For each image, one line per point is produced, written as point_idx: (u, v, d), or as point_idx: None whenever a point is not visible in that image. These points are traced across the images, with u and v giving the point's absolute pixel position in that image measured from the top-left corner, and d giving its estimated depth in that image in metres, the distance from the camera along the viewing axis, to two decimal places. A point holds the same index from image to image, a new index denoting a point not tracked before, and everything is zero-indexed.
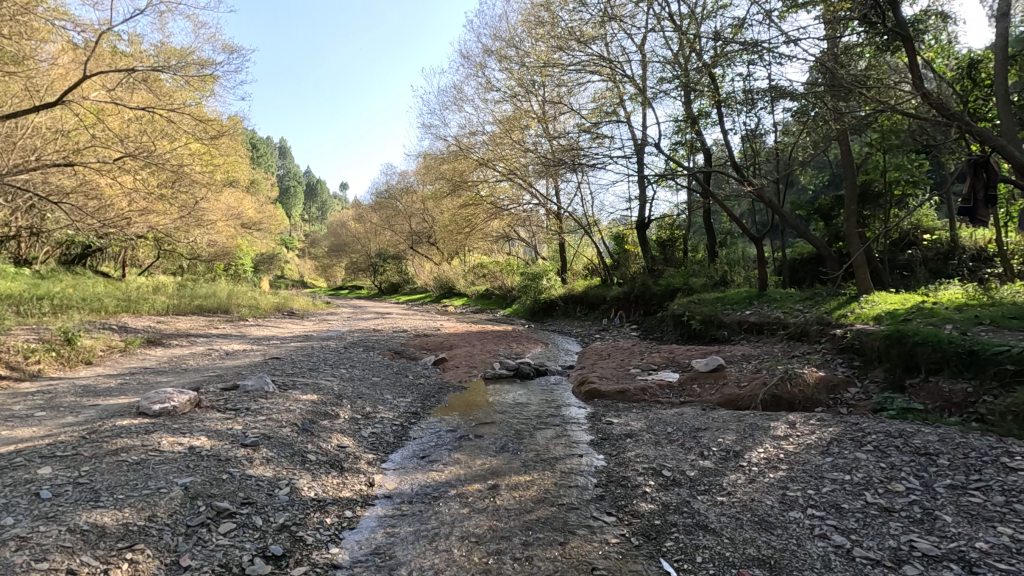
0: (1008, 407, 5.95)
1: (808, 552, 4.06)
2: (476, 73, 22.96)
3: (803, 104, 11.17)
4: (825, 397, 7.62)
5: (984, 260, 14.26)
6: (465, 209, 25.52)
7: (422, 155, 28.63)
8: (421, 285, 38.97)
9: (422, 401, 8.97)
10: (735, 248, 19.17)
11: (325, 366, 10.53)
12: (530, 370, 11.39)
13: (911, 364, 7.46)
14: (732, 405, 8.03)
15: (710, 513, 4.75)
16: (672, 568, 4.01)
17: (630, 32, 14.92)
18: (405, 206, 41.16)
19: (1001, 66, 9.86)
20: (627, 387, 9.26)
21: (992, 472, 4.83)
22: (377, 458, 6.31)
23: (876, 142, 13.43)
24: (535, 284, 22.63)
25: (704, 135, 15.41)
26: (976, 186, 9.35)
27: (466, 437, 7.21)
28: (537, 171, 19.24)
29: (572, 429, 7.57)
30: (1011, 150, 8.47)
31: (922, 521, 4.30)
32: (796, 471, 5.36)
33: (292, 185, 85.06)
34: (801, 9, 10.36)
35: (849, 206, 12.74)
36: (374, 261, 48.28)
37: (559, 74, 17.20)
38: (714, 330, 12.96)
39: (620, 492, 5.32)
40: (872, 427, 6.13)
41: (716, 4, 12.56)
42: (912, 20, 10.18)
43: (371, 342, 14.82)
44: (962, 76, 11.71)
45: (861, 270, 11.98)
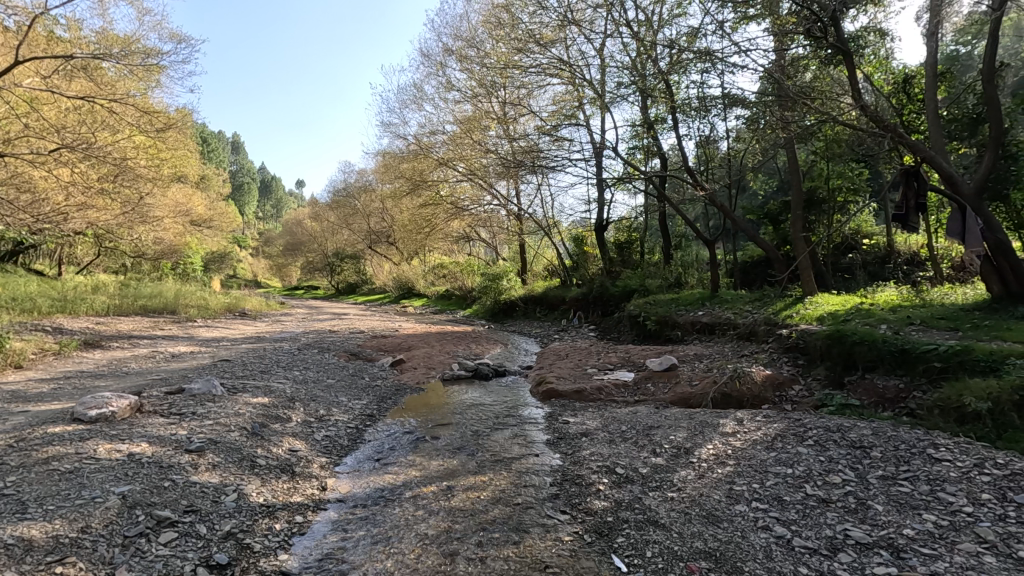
0: (936, 401, 6.35)
1: (751, 543, 4.22)
2: (437, 73, 22.79)
3: (754, 112, 11.61)
4: (771, 394, 7.92)
5: (917, 264, 15.18)
6: (425, 209, 25.30)
7: (380, 153, 28.18)
8: (380, 285, 38.38)
9: (378, 404, 8.84)
10: (689, 251, 19.71)
11: (277, 368, 10.23)
12: (488, 371, 11.38)
13: (850, 363, 7.86)
14: (684, 403, 8.26)
15: (661, 508, 4.87)
16: (624, 563, 4.09)
17: (589, 37, 15.13)
18: (364, 205, 40.31)
19: (931, 83, 10.50)
20: (584, 387, 9.38)
21: (919, 463, 5.15)
22: (330, 462, 6.18)
23: (821, 150, 14.07)
24: (495, 285, 22.63)
25: (660, 140, 15.77)
26: (908, 194, 9.95)
27: (423, 439, 7.15)
28: (498, 173, 19.28)
29: (529, 429, 7.62)
30: (939, 160, 9.03)
31: (856, 511, 4.55)
32: (742, 466, 5.56)
33: (246, 182, 82.31)
34: (751, 21, 10.77)
35: (795, 212, 13.29)
36: (330, 261, 47.12)
37: (519, 76, 17.28)
38: (669, 330, 13.29)
39: (574, 491, 5.39)
40: (812, 422, 6.43)
41: (671, 12, 12.85)
42: (852, 36, 10.74)
43: (327, 343, 14.50)
44: (898, 90, 12.51)
45: (806, 273, 12.55)
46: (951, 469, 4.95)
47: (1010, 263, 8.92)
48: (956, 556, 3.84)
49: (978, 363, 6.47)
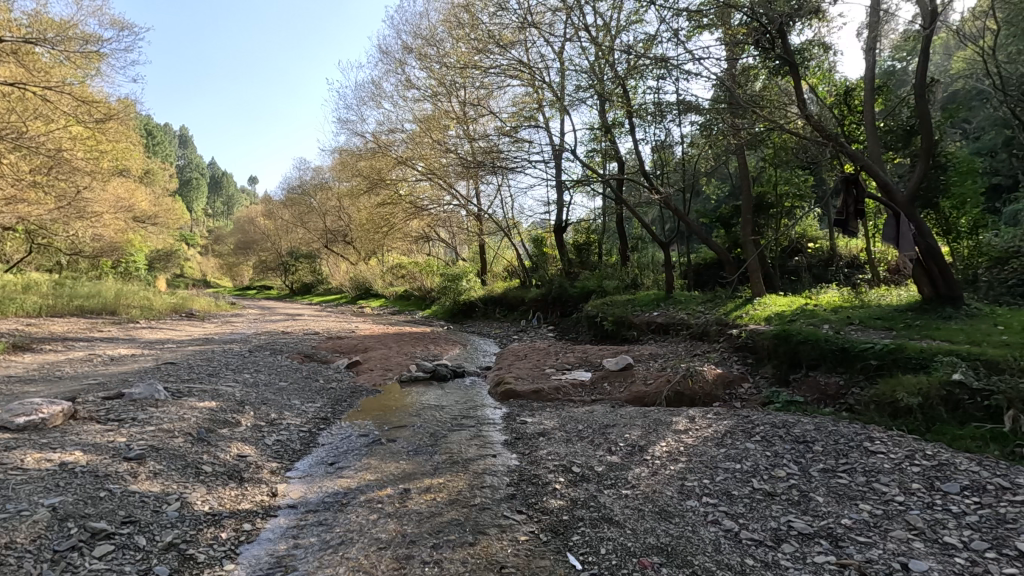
0: (873, 397, 6.70)
1: (701, 537, 4.34)
2: (396, 70, 22.46)
3: (708, 119, 11.94)
4: (722, 392, 8.18)
5: (856, 267, 16.00)
6: (383, 208, 24.92)
7: (337, 151, 27.57)
8: (336, 286, 37.54)
9: (333, 406, 8.64)
10: (645, 253, 20.14)
11: (226, 371, 9.85)
12: (447, 372, 11.30)
13: (794, 361, 8.20)
14: (639, 402, 8.42)
15: (615, 506, 4.94)
16: (578, 561, 4.14)
17: (548, 40, 15.24)
18: (320, 203, 39.32)
19: (870, 96, 11.08)
20: (541, 387, 9.45)
21: (856, 455, 5.42)
22: (281, 467, 5.99)
23: (770, 157, 14.63)
24: (454, 285, 22.53)
25: (618, 144, 16.03)
26: (849, 201, 10.47)
27: (378, 441, 7.03)
28: (458, 173, 19.17)
29: (487, 430, 7.60)
30: (876, 169, 9.54)
31: (798, 503, 4.75)
32: (693, 462, 5.72)
33: (195, 178, 79.00)
34: (705, 30, 11.10)
35: (745, 216, 13.79)
36: (284, 261, 45.74)
37: (479, 76, 17.22)
38: (625, 330, 13.52)
39: (531, 490, 5.42)
40: (759, 419, 6.67)
41: (629, 18, 13.11)
42: (798, 49, 11.19)
43: (280, 345, 14.07)
44: (840, 101, 13.18)
45: (755, 275, 13.01)
46: (885, 461, 5.24)
47: (938, 268, 9.51)
48: (888, 543, 4.06)
49: (909, 360, 6.85)
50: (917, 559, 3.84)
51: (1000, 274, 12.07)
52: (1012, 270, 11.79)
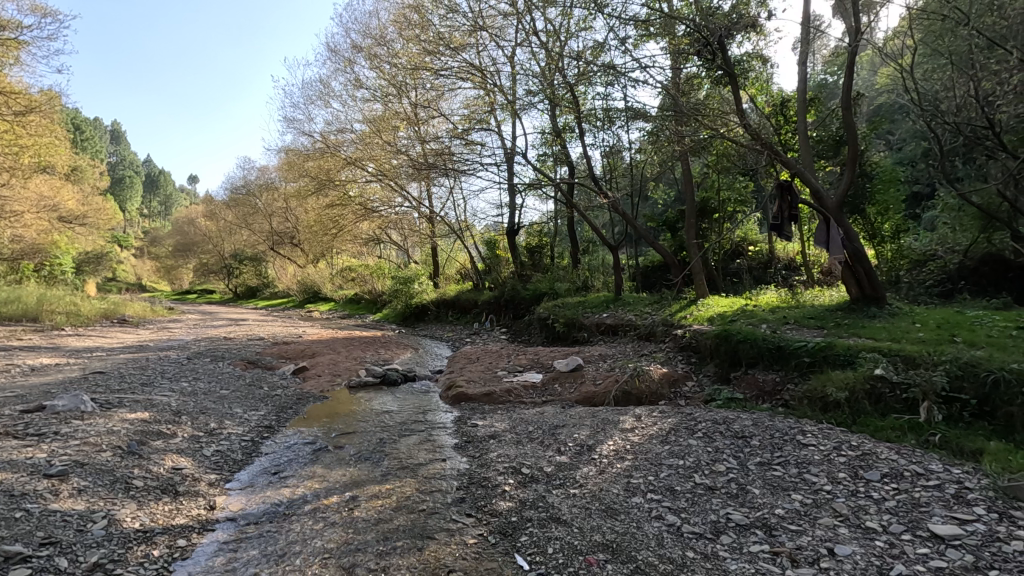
0: (805, 392, 7.06)
1: (645, 533, 4.46)
2: (345, 69, 22.01)
3: (655, 125, 12.30)
4: (667, 391, 8.44)
5: (793, 268, 16.84)
6: (332, 209, 24.35)
7: (283, 150, 26.73)
8: (283, 290, 36.31)
9: (277, 414, 8.37)
10: (596, 255, 20.52)
11: (161, 380, 9.36)
12: (397, 376, 11.13)
13: (735, 359, 8.55)
14: (589, 402, 8.57)
15: (563, 506, 5.01)
16: (526, 561, 4.17)
17: (500, 43, 15.31)
18: (265, 203, 37.86)
19: (802, 107, 11.70)
20: (493, 390, 9.46)
21: (790, 448, 5.70)
22: (220, 478, 5.74)
23: (713, 165, 15.19)
24: (406, 288, 22.24)
25: (569, 149, 16.25)
26: (784, 206, 11.03)
27: (326, 448, 6.87)
28: (409, 174, 18.92)
29: (438, 434, 7.55)
30: (808, 176, 10.06)
31: (736, 496, 4.96)
32: (639, 460, 5.88)
33: (129, 176, 74.51)
34: (651, 39, 11.43)
35: (689, 220, 14.25)
36: (227, 264, 43.82)
37: (430, 78, 17.08)
38: (575, 332, 13.72)
39: (480, 493, 5.42)
40: (702, 416, 6.92)
41: (578, 25, 13.32)
42: (737, 60, 11.62)
43: (220, 351, 13.47)
44: (777, 112, 13.96)
45: (699, 277, 13.50)
46: (816, 452, 5.54)
47: (864, 269, 10.14)
48: (817, 530, 4.30)
49: (838, 357, 7.25)
50: (842, 544, 4.08)
51: (919, 275, 13.24)
52: (930, 272, 13.01)
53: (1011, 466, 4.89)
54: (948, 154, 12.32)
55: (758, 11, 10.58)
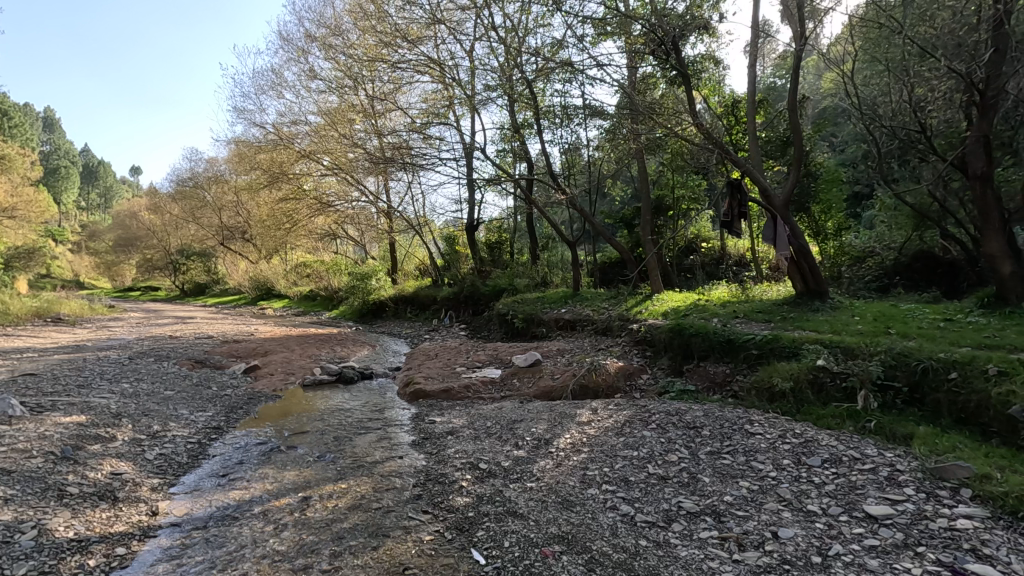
0: (754, 383, 7.34)
1: (600, 524, 4.54)
2: (298, 59, 21.35)
3: (612, 123, 12.46)
4: (623, 383, 8.61)
5: (743, 264, 17.46)
6: (286, 203, 23.62)
7: (233, 141, 25.73)
8: (235, 286, 35.06)
9: (226, 415, 8.06)
10: (555, 252, 20.70)
11: (100, 381, 8.88)
12: (353, 374, 10.92)
13: (688, 353, 8.79)
14: (547, 397, 8.64)
15: (520, 499, 5.04)
16: (482, 556, 4.18)
17: (458, 38, 15.17)
18: (215, 197, 36.46)
19: (752, 109, 12.10)
20: (451, 386, 9.41)
21: (738, 437, 5.91)
22: (164, 482, 5.51)
23: (669, 164, 15.55)
24: (363, 284, 21.83)
25: (527, 145, 16.27)
26: (733, 204, 11.39)
27: (277, 449, 6.68)
28: (366, 168, 18.55)
29: (395, 431, 7.46)
30: (757, 175, 10.41)
31: (687, 484, 5.10)
32: (595, 452, 5.97)
33: (64, 166, 70.15)
34: (608, 38, 11.59)
35: (645, 217, 14.55)
36: (173, 260, 41.89)
37: (387, 71, 16.79)
38: (534, 327, 13.80)
39: (437, 489, 5.39)
40: (655, 408, 7.09)
41: (536, 21, 13.34)
42: (691, 61, 11.88)
43: (165, 350, 12.88)
44: (728, 112, 14.42)
45: (654, 273, 13.80)
46: (762, 441, 5.76)
47: (808, 265, 10.61)
48: (762, 514, 4.48)
49: (784, 349, 7.56)
50: (785, 527, 4.27)
51: (859, 271, 13.97)
52: (869, 268, 13.75)
53: (938, 448, 5.22)
54: (886, 156, 12.99)
55: (710, 14, 10.85)
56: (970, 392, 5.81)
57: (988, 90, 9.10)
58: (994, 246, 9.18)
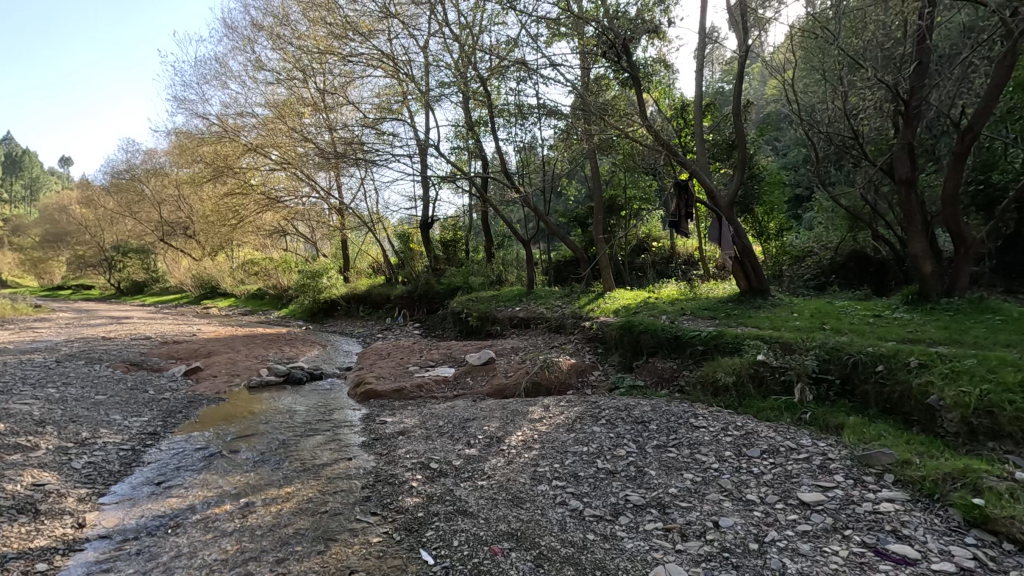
0: (699, 378, 7.58)
1: (549, 519, 4.59)
2: (244, 48, 20.53)
3: (566, 123, 12.57)
4: (575, 380, 8.73)
5: (692, 263, 18.01)
6: (231, 198, 22.72)
7: (174, 133, 24.52)
8: (177, 285, 33.44)
9: (163, 419, 7.68)
10: (510, 250, 20.74)
11: (22, 386, 8.30)
12: (302, 375, 10.61)
13: (637, 349, 8.99)
14: (500, 395, 8.66)
15: (470, 498, 5.03)
16: (431, 556, 4.14)
17: (411, 32, 14.93)
18: (154, 190, 34.66)
19: (700, 112, 12.46)
20: (403, 385, 9.28)
21: (684, 431, 6.10)
22: (92, 492, 5.20)
23: (621, 164, 15.82)
24: (314, 283, 21.22)
25: (482, 143, 16.21)
26: (680, 205, 11.71)
27: (219, 454, 6.42)
28: (316, 163, 18.02)
29: (344, 433, 7.30)
30: (703, 177, 10.72)
31: (635, 478, 5.22)
32: (546, 449, 6.02)
33: None
34: (562, 38, 11.70)
35: (598, 216, 14.75)
36: (108, 256, 39.53)
37: (338, 64, 16.35)
38: (489, 325, 13.79)
39: (387, 490, 5.31)
40: (605, 404, 7.22)
41: (490, 19, 13.29)
42: (642, 63, 12.10)
43: (98, 352, 12.16)
44: (678, 115, 14.82)
45: (606, 271, 14.02)
46: (706, 434, 5.96)
47: (751, 264, 11.07)
48: (705, 505, 4.64)
49: (727, 344, 7.85)
50: (725, 516, 4.43)
51: (799, 269, 14.67)
52: (808, 267, 14.45)
53: (865, 437, 5.55)
54: (823, 160, 13.65)
55: (660, 18, 11.09)
56: (894, 383, 6.18)
57: (912, 100, 9.66)
58: (918, 247, 9.75)
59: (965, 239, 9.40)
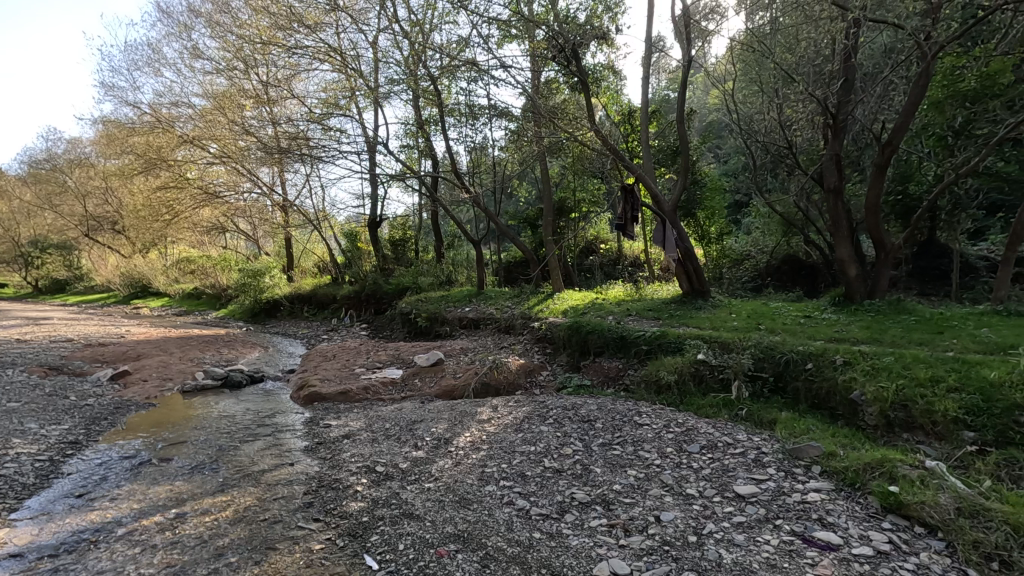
0: (644, 377, 7.80)
1: (496, 519, 4.59)
2: (180, 35, 19.49)
3: (518, 124, 12.63)
4: (524, 380, 8.78)
5: (637, 265, 18.49)
6: (164, 192, 21.50)
7: (101, 121, 22.99)
8: (104, 283, 31.34)
9: (86, 427, 7.19)
10: (460, 250, 20.62)
11: None
12: (241, 378, 10.18)
13: (584, 349, 9.15)
14: (448, 396, 8.62)
15: (417, 500, 4.97)
16: (375, 561, 4.07)
17: (360, 27, 14.60)
18: (78, 182, 32.35)
19: (646, 119, 12.81)
20: (349, 387, 9.07)
21: (628, 428, 6.25)
22: (2, 508, 4.81)
23: (571, 167, 16.02)
24: (255, 282, 20.39)
25: (433, 142, 16.03)
26: (626, 208, 12.00)
27: (148, 462, 6.07)
28: (258, 158, 17.31)
29: (286, 437, 7.06)
30: (648, 181, 11.00)
31: (580, 476, 5.32)
32: (494, 449, 6.04)
33: None
34: (513, 40, 11.76)
35: (547, 218, 14.89)
36: (24, 253, 36.51)
37: (282, 56, 15.77)
38: (438, 326, 13.65)
39: (330, 496, 5.17)
40: (553, 403, 7.30)
41: (441, 18, 13.17)
42: (591, 69, 12.33)
43: (11, 356, 11.23)
44: (625, 120, 15.21)
45: (556, 273, 14.15)
46: (649, 431, 6.14)
47: (693, 267, 11.46)
48: (647, 500, 4.78)
49: (670, 344, 8.11)
50: (666, 511, 4.58)
51: (738, 272, 15.47)
52: (746, 269, 15.27)
53: (796, 431, 5.86)
54: (760, 168, 14.32)
55: (609, 25, 11.37)
56: (822, 380, 6.57)
57: (839, 114, 10.30)
58: (844, 252, 10.40)
59: (885, 245, 10.13)
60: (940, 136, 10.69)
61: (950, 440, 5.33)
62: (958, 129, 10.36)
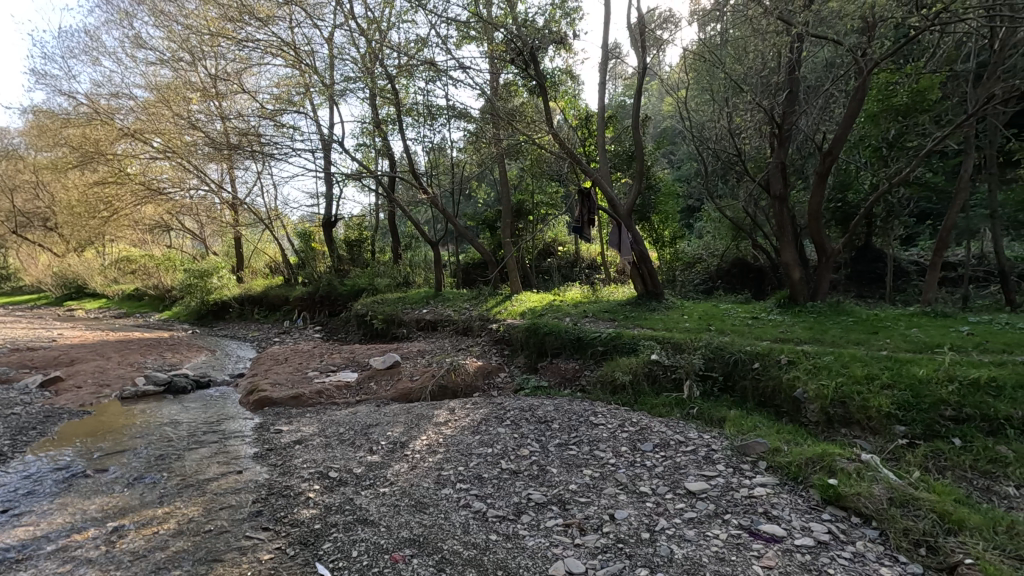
0: (599, 377, 7.93)
1: (452, 523, 4.56)
2: (121, 23, 18.49)
3: (476, 125, 12.59)
4: (481, 382, 8.76)
5: (594, 267, 18.76)
6: (102, 188, 20.33)
7: (31, 112, 21.55)
8: (34, 284, 29.32)
9: (13, 438, 6.72)
10: (418, 251, 20.39)
11: None
12: (186, 383, 9.74)
13: (542, 350, 9.22)
14: (405, 399, 8.52)
15: (372, 506, 4.88)
16: (328, 569, 3.98)
17: (314, 22, 14.23)
18: (4, 176, 30.18)
19: (603, 124, 13.01)
20: (301, 391, 8.83)
21: (583, 428, 6.33)
22: None
23: (530, 169, 16.11)
24: (201, 283, 19.53)
25: (390, 141, 15.78)
26: (583, 211, 12.15)
27: (82, 474, 5.72)
28: (205, 154, 16.61)
29: (234, 444, 6.79)
30: (604, 185, 11.16)
31: (537, 476, 5.35)
32: (451, 452, 5.99)
33: None
34: (472, 41, 11.73)
35: (505, 220, 14.90)
36: None
37: (232, 48, 15.20)
38: (395, 328, 13.44)
39: (280, 503, 5.01)
40: (510, 405, 7.32)
41: (399, 16, 13.00)
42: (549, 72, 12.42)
43: None
44: (583, 124, 15.41)
45: (514, 274, 14.18)
46: (605, 430, 6.23)
47: (647, 269, 11.71)
48: (602, 499, 4.85)
49: (625, 345, 8.26)
50: (620, 509, 4.66)
51: (689, 274, 16.25)
52: (698, 273, 16.13)
53: (743, 428, 6.08)
54: (712, 174, 14.79)
55: (567, 30, 11.49)
56: (768, 378, 6.84)
57: (784, 124, 10.74)
58: (788, 256, 10.86)
59: (826, 249, 10.63)
60: (875, 148, 11.33)
61: (883, 434, 5.65)
62: (891, 141, 11.08)
